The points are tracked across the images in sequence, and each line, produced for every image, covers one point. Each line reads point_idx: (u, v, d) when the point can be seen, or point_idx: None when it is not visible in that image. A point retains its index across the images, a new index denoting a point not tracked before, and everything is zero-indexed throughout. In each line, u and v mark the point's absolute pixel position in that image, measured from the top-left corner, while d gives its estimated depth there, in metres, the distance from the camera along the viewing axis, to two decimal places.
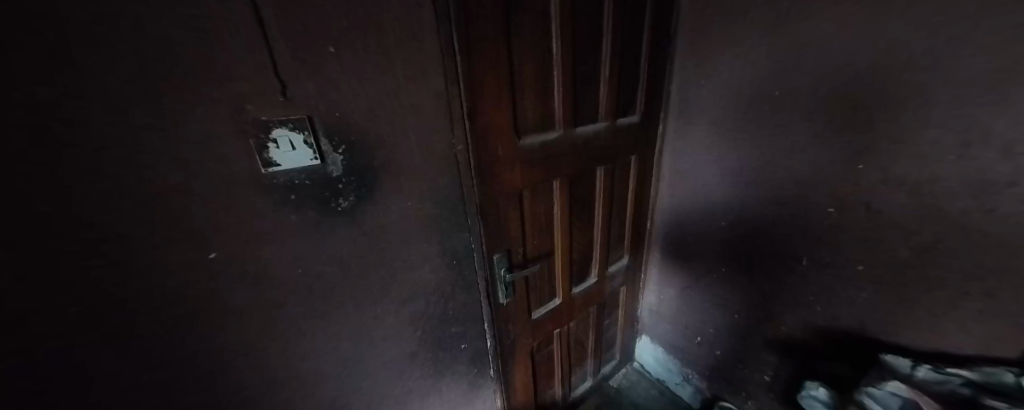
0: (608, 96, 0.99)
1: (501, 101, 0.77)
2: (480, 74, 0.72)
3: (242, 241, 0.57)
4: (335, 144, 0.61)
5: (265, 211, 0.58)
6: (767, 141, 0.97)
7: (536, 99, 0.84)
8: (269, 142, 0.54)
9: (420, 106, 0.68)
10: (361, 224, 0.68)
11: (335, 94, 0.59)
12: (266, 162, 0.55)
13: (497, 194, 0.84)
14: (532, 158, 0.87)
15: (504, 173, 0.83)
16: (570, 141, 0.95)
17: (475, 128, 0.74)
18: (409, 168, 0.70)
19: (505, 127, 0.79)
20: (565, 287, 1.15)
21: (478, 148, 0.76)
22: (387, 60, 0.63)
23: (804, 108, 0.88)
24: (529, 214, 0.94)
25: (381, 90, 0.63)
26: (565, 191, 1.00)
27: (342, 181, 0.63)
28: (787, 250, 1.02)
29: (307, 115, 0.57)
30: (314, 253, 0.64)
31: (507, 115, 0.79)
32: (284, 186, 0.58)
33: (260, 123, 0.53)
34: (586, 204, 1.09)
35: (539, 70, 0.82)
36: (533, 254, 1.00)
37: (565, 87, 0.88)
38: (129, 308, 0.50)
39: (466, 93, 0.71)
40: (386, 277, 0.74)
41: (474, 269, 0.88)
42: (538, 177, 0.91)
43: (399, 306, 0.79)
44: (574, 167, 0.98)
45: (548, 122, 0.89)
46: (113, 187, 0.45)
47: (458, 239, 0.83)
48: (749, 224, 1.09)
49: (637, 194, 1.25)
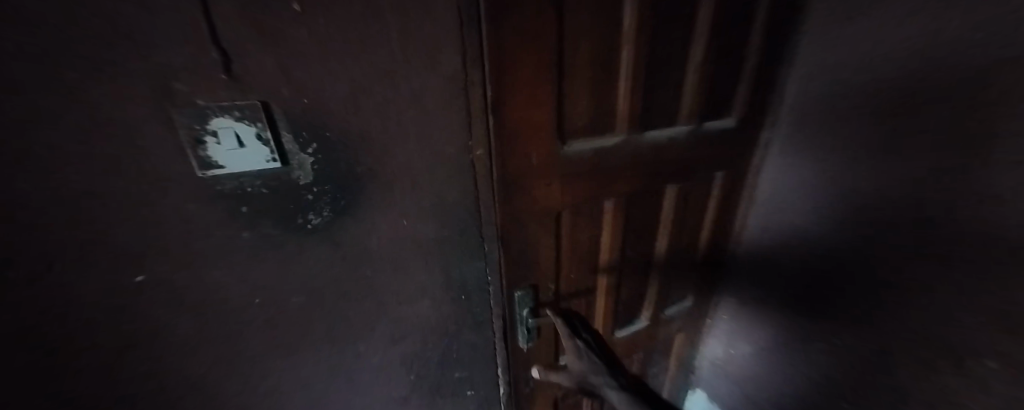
0: (695, 92, 0.72)
1: (543, 92, 0.54)
2: (517, 51, 0.49)
3: (183, 257, 0.45)
4: (302, 141, 0.45)
5: (209, 226, 0.44)
6: (919, 183, 0.62)
7: (591, 91, 0.60)
8: (207, 135, 0.40)
9: (427, 96, 0.49)
10: (341, 247, 0.52)
11: (303, 73, 0.42)
12: (203, 162, 0.41)
13: (526, 217, 0.63)
14: (578, 172, 0.64)
15: (536, 190, 0.62)
16: (636, 150, 0.69)
17: (500, 129, 0.53)
18: (406, 177, 0.53)
19: (544, 129, 0.57)
20: (605, 330, 0.92)
21: (503, 155, 0.55)
22: (380, 25, 0.43)
23: (993, 144, 0.51)
24: (567, 241, 0.72)
25: (368, 70, 0.45)
26: (620, 215, 0.75)
27: (312, 192, 0.47)
28: (942, 358, 0.64)
29: (262, 101, 0.41)
30: (279, 278, 0.50)
31: (550, 112, 0.57)
32: (231, 195, 0.44)
33: (193, 109, 0.39)
34: (646, 231, 0.84)
35: (601, 47, 0.58)
36: (568, 290, 0.79)
37: (635, 75, 0.62)
38: (59, 323, 0.43)
39: (492, 77, 0.49)
40: (372, 312, 0.59)
41: (487, 305, 0.70)
42: (584, 197, 0.68)
43: (388, 346, 0.63)
44: (636, 184, 0.73)
45: (605, 123, 0.65)
46: (16, 190, 0.36)
47: (469, 269, 0.64)
48: (875, 299, 0.74)
49: (717, 221, 0.95)
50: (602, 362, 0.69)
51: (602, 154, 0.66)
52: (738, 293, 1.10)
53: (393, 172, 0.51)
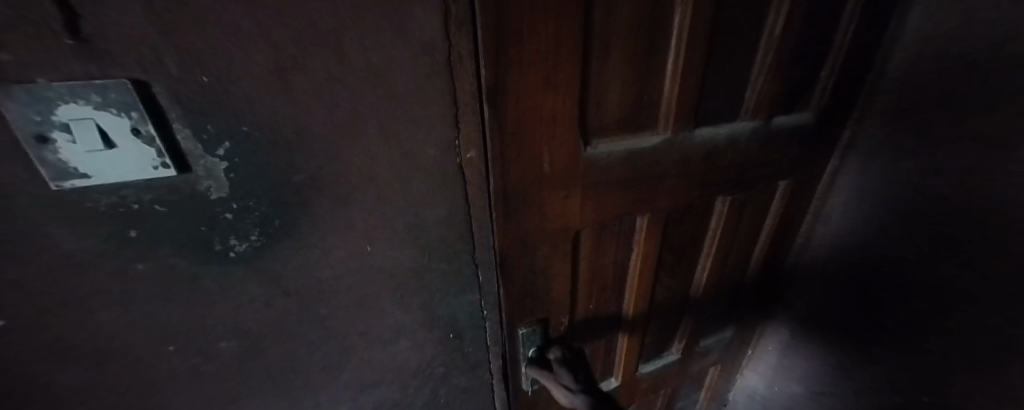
0: (767, 75, 0.54)
1: (562, 73, 0.38)
2: (526, 9, 0.33)
3: (52, 303, 0.32)
4: (207, 139, 0.31)
5: (87, 259, 0.31)
6: None
7: (629, 72, 0.44)
8: (55, 130, 0.26)
9: (393, 76, 0.34)
10: (284, 280, 0.39)
11: (198, 40, 0.28)
12: (56, 170, 0.27)
13: (535, 241, 0.48)
14: (605, 183, 0.49)
15: (548, 205, 0.46)
16: (682, 154, 0.52)
17: (499, 125, 0.38)
18: (370, 189, 0.38)
19: (561, 126, 0.41)
20: (628, 367, 0.77)
21: (504, 160, 0.40)
22: None
23: None
24: (587, 267, 0.57)
25: (299, 35, 0.30)
26: (655, 236, 0.59)
27: (232, 208, 0.34)
28: None
29: (135, 79, 0.27)
30: (201, 322, 0.38)
31: (572, 102, 0.40)
32: (113, 215, 0.31)
33: (22, 92, 0.24)
34: (686, 253, 0.67)
35: (650, 9, 0.40)
36: (584, 324, 0.64)
37: (692, 50, 0.45)
38: None
39: (488, 50, 0.34)
40: (333, 357, 0.46)
41: (483, 344, 0.56)
42: (611, 214, 0.52)
43: (356, 395, 0.50)
44: (678, 197, 0.56)
45: (643, 117, 0.48)
46: None
47: (460, 303, 0.51)
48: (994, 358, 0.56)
49: (773, 238, 0.77)
50: (583, 380, 0.58)
51: (638, 158, 0.49)
52: (795, 322, 0.91)
53: (350, 183, 0.37)
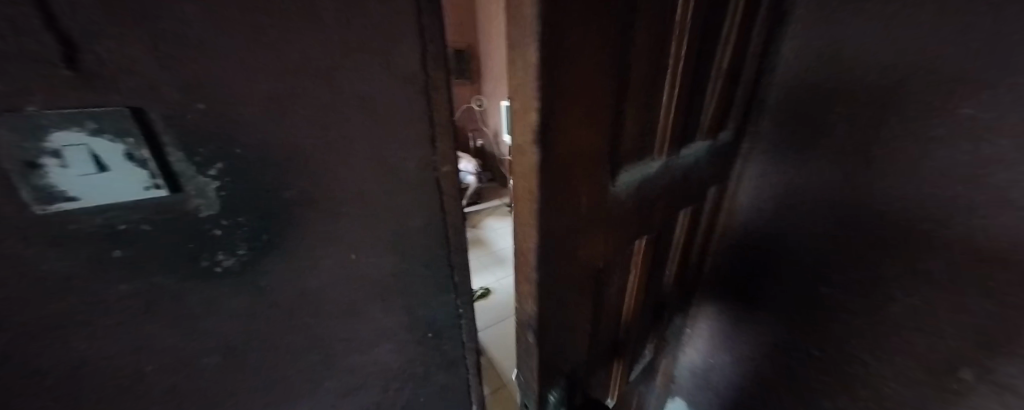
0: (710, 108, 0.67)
1: (593, 122, 0.43)
2: (574, 63, 0.37)
3: (21, 330, 0.31)
4: (201, 161, 0.33)
5: (66, 282, 0.31)
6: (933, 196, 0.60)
7: (636, 116, 0.51)
8: (46, 156, 0.26)
9: (381, 104, 0.39)
10: (271, 291, 0.41)
11: (198, 74, 0.30)
12: (43, 195, 0.27)
13: (570, 273, 0.52)
14: (620, 213, 0.55)
15: (582, 239, 0.51)
16: (665, 176, 0.62)
17: (552, 181, 0.41)
18: (358, 202, 0.42)
19: (593, 166, 0.46)
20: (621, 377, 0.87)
21: (554, 211, 0.43)
22: (315, 14, 0.32)
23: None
24: (602, 288, 0.63)
25: (300, 67, 0.34)
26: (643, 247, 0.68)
27: (221, 225, 0.36)
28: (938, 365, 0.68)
29: (133, 107, 0.28)
30: (189, 336, 0.39)
31: (600, 143, 0.46)
32: (100, 237, 0.31)
33: (16, 121, 0.25)
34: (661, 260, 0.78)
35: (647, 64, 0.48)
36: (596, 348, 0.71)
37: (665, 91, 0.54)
38: None
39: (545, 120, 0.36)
40: (315, 364, 0.48)
41: (460, 342, 0.61)
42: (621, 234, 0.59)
43: (338, 400, 0.52)
44: (660, 213, 0.65)
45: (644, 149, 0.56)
46: None
47: (438, 304, 0.55)
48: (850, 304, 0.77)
49: (704, 238, 0.93)
50: None
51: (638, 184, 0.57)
52: None
53: (336, 198, 0.41)
